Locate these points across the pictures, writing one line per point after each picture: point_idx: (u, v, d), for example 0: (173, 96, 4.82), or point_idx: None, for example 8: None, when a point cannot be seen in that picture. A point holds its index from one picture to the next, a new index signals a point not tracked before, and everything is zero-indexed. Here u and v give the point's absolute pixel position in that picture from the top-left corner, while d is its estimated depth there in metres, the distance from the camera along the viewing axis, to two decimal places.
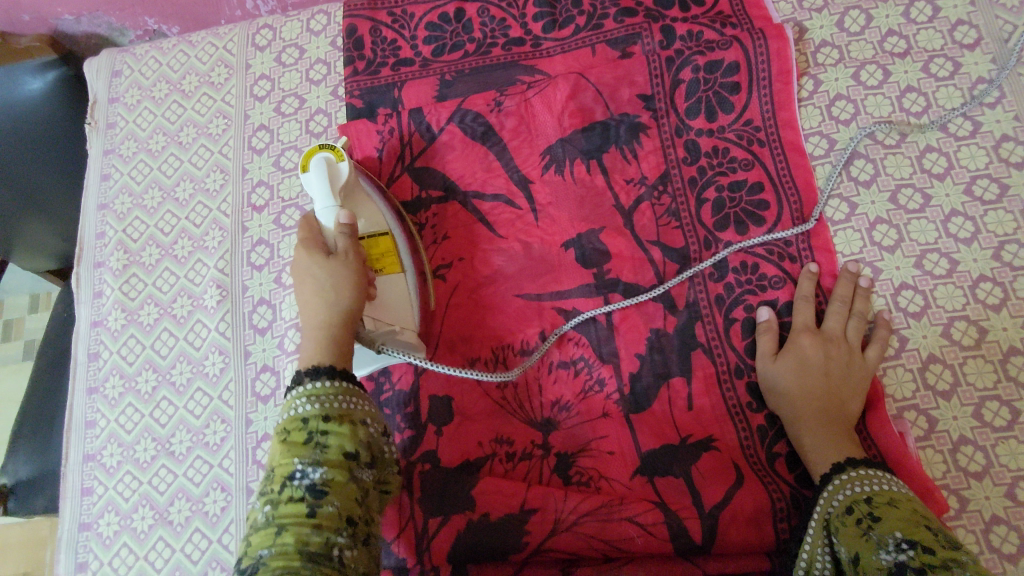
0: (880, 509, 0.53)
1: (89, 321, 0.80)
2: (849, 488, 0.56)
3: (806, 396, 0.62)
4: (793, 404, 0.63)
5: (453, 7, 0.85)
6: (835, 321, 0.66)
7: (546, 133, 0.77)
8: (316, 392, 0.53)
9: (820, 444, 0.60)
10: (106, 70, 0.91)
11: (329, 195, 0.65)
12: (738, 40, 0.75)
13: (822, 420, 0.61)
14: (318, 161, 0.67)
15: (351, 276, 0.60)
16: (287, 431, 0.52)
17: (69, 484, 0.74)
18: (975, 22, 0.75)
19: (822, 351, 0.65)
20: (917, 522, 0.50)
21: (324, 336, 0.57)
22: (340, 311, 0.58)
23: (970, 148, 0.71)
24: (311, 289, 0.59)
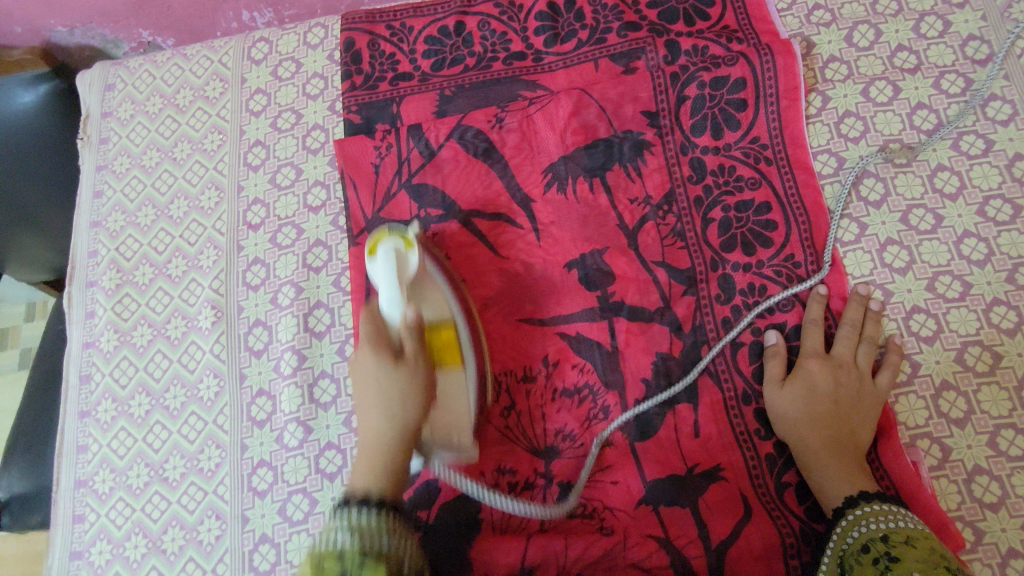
0: (897, 548, 0.51)
1: (81, 342, 0.78)
2: (864, 524, 0.54)
3: (816, 425, 0.61)
4: (802, 435, 0.61)
5: (453, 20, 0.83)
6: (844, 345, 0.65)
7: (548, 150, 0.75)
8: (361, 525, 0.48)
9: (830, 477, 0.59)
10: (99, 84, 0.89)
11: (394, 288, 0.58)
12: (745, 55, 0.74)
13: (833, 452, 0.60)
14: (388, 248, 0.60)
15: (421, 379, 0.54)
16: (322, 559, 0.46)
17: (59, 511, 0.72)
18: (987, 37, 0.74)
19: (832, 377, 0.63)
20: (936, 562, 0.48)
21: (386, 454, 0.52)
22: (400, 432, 0.53)
23: (983, 167, 0.69)
24: (373, 404, 0.53)
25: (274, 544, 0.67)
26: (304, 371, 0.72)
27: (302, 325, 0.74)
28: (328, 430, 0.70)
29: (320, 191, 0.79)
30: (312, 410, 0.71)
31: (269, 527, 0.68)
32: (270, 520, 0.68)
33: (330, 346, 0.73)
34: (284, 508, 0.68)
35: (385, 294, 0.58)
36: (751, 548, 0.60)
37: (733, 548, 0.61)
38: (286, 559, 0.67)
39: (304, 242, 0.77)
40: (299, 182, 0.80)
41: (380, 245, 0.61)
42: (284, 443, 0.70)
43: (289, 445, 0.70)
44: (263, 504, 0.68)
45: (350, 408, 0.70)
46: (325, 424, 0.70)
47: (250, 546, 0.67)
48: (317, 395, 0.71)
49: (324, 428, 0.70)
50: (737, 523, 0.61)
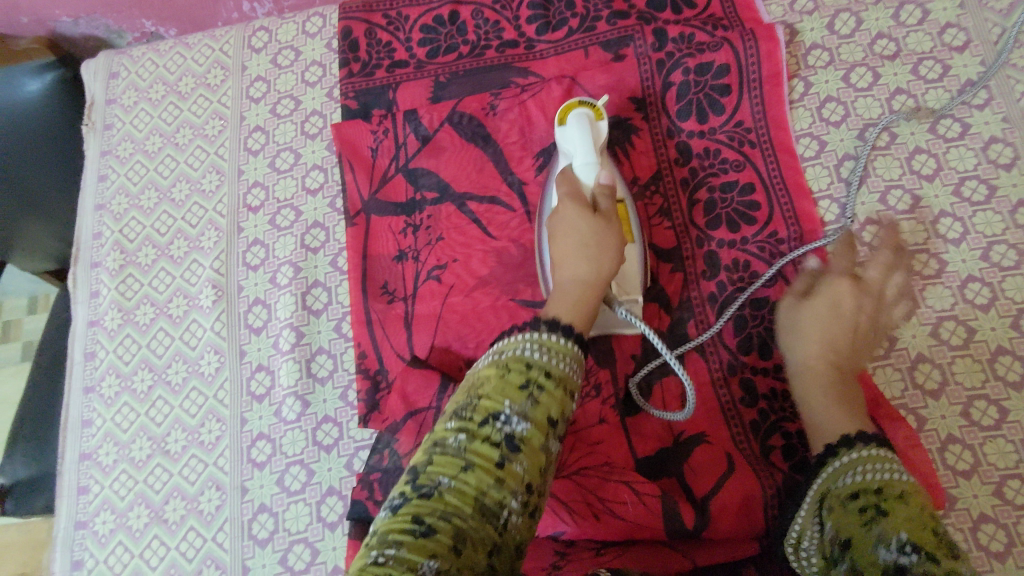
0: (889, 503, 0.46)
1: (86, 320, 0.81)
2: (860, 470, 0.49)
3: (827, 360, 0.61)
4: (813, 371, 0.61)
5: (448, 10, 0.86)
6: (863, 283, 0.66)
7: (540, 134, 0.78)
8: (549, 345, 0.49)
9: (830, 408, 0.57)
10: (103, 72, 0.92)
11: (589, 148, 0.63)
12: (729, 42, 0.76)
13: (840, 391, 0.58)
14: (578, 115, 0.66)
15: (615, 223, 0.60)
16: (508, 367, 0.47)
17: (65, 482, 0.74)
18: (964, 25, 0.76)
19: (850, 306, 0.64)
20: (925, 523, 0.43)
21: (579, 298, 0.55)
22: (597, 275, 0.57)
23: (959, 149, 0.72)
24: (573, 241, 0.59)
25: (272, 513, 0.69)
26: (302, 348, 0.75)
27: (300, 303, 0.76)
28: (325, 404, 0.72)
29: (318, 174, 0.82)
30: (310, 384, 0.73)
31: (268, 497, 0.70)
32: (268, 490, 0.70)
33: (327, 323, 0.75)
34: (282, 479, 0.70)
35: (582, 151, 0.63)
36: (732, 501, 0.61)
37: (717, 500, 0.62)
38: (283, 527, 0.69)
39: (302, 224, 0.80)
40: (297, 166, 0.82)
41: (572, 113, 0.66)
42: (282, 416, 0.72)
43: (287, 418, 0.72)
44: (262, 475, 0.71)
45: (346, 383, 0.73)
46: (322, 398, 0.73)
47: (249, 515, 0.70)
48: (315, 370, 0.74)
49: (322, 402, 0.72)
50: (719, 479, 0.63)
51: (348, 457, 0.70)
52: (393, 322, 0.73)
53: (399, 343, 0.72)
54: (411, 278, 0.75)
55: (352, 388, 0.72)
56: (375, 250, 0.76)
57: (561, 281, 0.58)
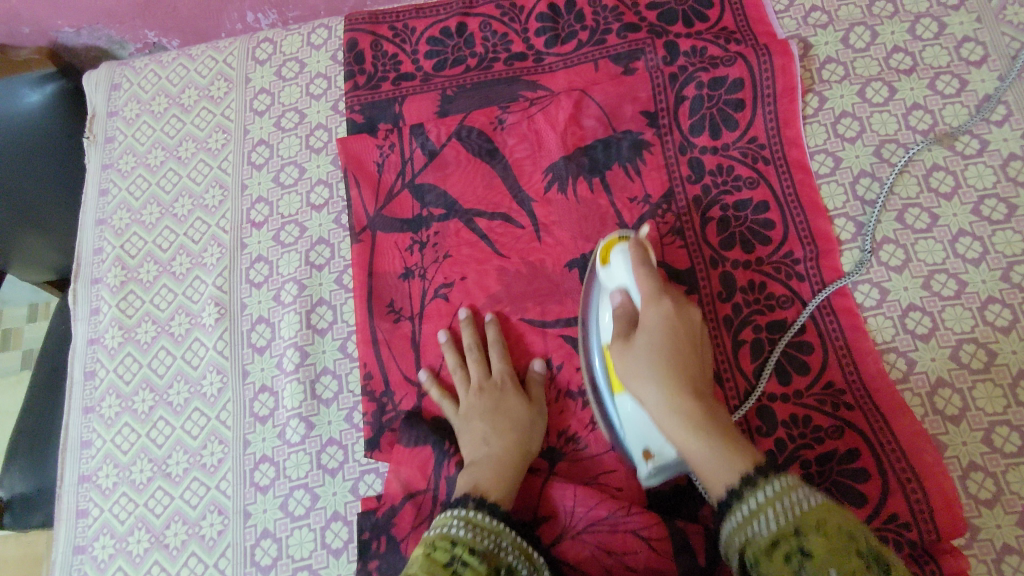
0: (809, 540, 0.43)
1: (86, 338, 0.79)
2: (767, 509, 0.45)
3: (682, 410, 0.52)
4: (671, 412, 0.52)
5: (455, 22, 0.85)
6: (657, 304, 0.56)
7: (549, 149, 0.76)
8: (476, 521, 0.54)
9: (703, 449, 0.50)
10: (105, 83, 0.91)
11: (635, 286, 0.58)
12: (743, 56, 0.75)
13: (704, 429, 0.51)
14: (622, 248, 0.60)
15: (655, 367, 0.54)
16: (434, 546, 0.51)
17: (64, 505, 0.73)
18: (982, 39, 0.75)
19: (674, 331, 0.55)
20: (850, 550, 0.42)
21: (500, 473, 0.60)
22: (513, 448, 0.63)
23: (978, 167, 0.70)
24: (493, 422, 0.64)
25: (275, 539, 0.68)
26: (306, 368, 0.73)
27: (305, 321, 0.75)
28: (329, 426, 0.71)
29: (323, 190, 0.80)
30: (314, 406, 0.72)
31: (271, 522, 0.68)
32: (271, 515, 0.69)
33: (332, 342, 0.74)
34: (286, 503, 0.69)
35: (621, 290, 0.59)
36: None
37: None
38: (287, 554, 0.67)
39: (306, 240, 0.78)
40: (301, 180, 0.81)
41: (614, 249, 0.61)
42: (286, 438, 0.71)
43: (291, 440, 0.71)
44: (265, 499, 0.69)
45: (351, 405, 0.71)
46: (327, 420, 0.71)
47: (252, 541, 0.68)
48: (320, 391, 0.72)
49: (326, 424, 0.71)
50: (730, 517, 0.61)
51: (352, 481, 0.69)
52: (400, 343, 0.72)
53: (407, 364, 0.71)
54: (419, 297, 0.73)
55: (357, 410, 0.71)
56: (382, 269, 0.74)
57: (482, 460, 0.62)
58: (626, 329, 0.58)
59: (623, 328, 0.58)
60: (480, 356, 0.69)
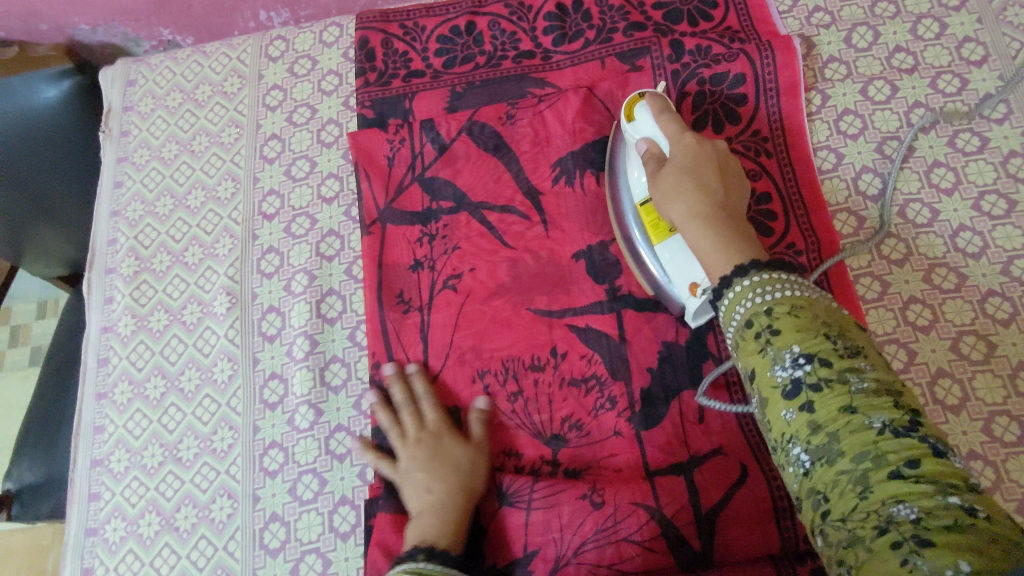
0: (779, 321, 0.46)
1: (99, 327, 0.81)
2: (749, 297, 0.49)
3: (701, 209, 0.55)
4: (691, 207, 0.56)
5: (464, 20, 0.87)
6: (682, 136, 0.60)
7: (556, 144, 0.78)
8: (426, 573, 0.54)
9: (714, 228, 0.54)
10: (121, 79, 0.93)
11: (663, 129, 0.63)
12: (746, 52, 0.77)
13: (719, 226, 0.54)
14: (644, 105, 0.65)
15: (679, 174, 0.58)
16: None
17: (75, 489, 0.74)
18: (982, 39, 0.76)
19: (697, 158, 0.58)
20: (817, 331, 0.45)
21: (446, 518, 0.60)
22: (462, 488, 0.62)
23: (978, 163, 0.71)
24: (441, 466, 0.63)
25: (284, 523, 0.69)
26: (316, 356, 0.74)
27: (315, 311, 0.76)
28: (338, 412, 0.72)
29: (333, 183, 0.82)
30: (323, 393, 0.73)
31: (279, 506, 0.69)
32: (280, 499, 0.70)
33: (341, 331, 0.75)
34: (294, 488, 0.70)
35: (648, 138, 0.64)
36: (746, 512, 0.61)
37: (725, 513, 0.61)
38: (295, 537, 0.68)
39: (317, 232, 0.80)
40: (313, 174, 0.83)
41: (638, 105, 0.66)
42: (295, 424, 0.72)
43: (300, 426, 0.72)
44: (274, 484, 0.70)
45: (360, 392, 0.72)
46: (336, 406, 0.72)
47: (261, 524, 0.69)
48: (329, 378, 0.73)
49: (335, 411, 0.72)
50: (731, 487, 0.62)
51: (360, 466, 0.70)
52: (408, 332, 0.73)
53: (413, 353, 0.72)
54: (427, 287, 0.74)
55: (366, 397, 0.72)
56: (391, 259, 0.76)
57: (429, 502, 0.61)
58: (655, 161, 0.62)
59: (651, 166, 0.61)
60: (415, 412, 0.68)
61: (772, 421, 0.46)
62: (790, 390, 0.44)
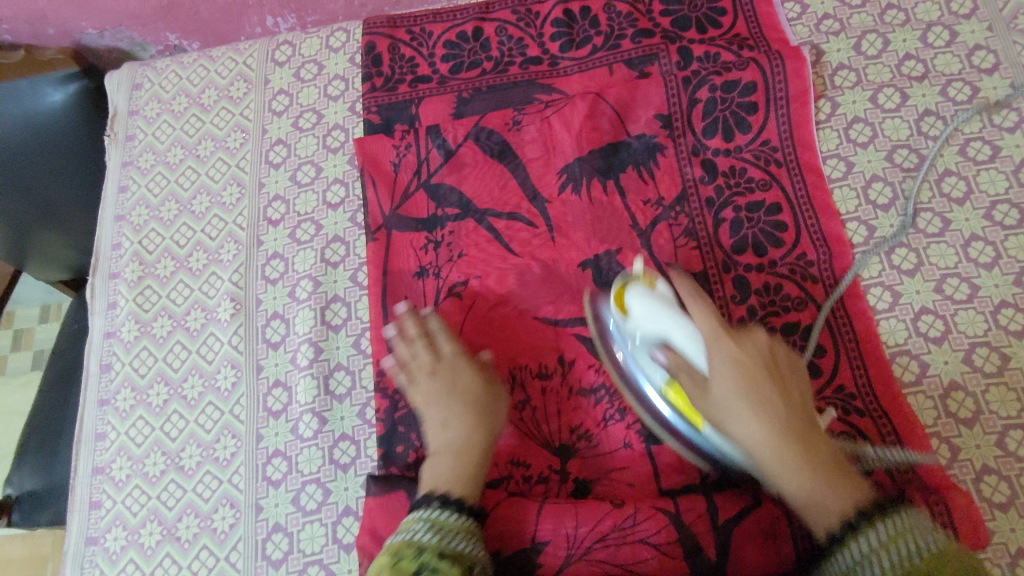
0: (922, 563, 0.45)
1: (102, 332, 0.80)
2: (875, 540, 0.48)
3: (784, 456, 0.53)
4: (771, 456, 0.53)
5: (472, 26, 0.86)
6: (719, 344, 0.57)
7: (564, 151, 0.77)
8: (441, 523, 0.55)
9: (809, 487, 0.52)
10: (127, 83, 0.92)
11: (679, 319, 0.60)
12: (756, 61, 0.76)
13: (801, 444, 0.53)
14: (638, 292, 0.63)
15: (744, 410, 0.55)
16: (399, 555, 0.52)
17: (77, 497, 0.73)
18: (993, 47, 0.76)
19: (748, 361, 0.56)
20: (965, 565, 0.44)
21: (463, 460, 0.60)
22: (480, 429, 0.63)
23: (989, 173, 0.71)
24: (459, 406, 0.64)
25: (287, 534, 0.68)
26: (320, 363, 0.74)
27: (319, 318, 0.75)
28: (342, 421, 0.71)
29: (339, 189, 0.81)
30: (328, 401, 0.72)
31: (283, 517, 0.69)
32: (283, 509, 0.69)
33: (346, 339, 0.74)
34: (297, 498, 0.69)
35: (658, 338, 0.60)
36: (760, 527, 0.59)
37: (741, 526, 0.59)
38: (298, 548, 0.67)
39: (322, 238, 0.79)
40: (318, 180, 0.82)
41: (627, 295, 0.64)
42: (299, 433, 0.71)
43: (304, 435, 0.71)
44: (277, 494, 0.69)
45: (364, 401, 0.72)
46: (340, 415, 0.71)
47: (263, 535, 0.68)
48: (333, 387, 0.73)
49: (339, 420, 0.71)
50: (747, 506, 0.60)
51: (364, 476, 0.69)
52: None
53: None
54: (433, 295, 0.74)
55: (370, 406, 0.71)
56: (397, 267, 0.75)
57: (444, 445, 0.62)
58: (695, 383, 0.58)
59: (687, 379, 0.58)
60: (427, 344, 0.69)
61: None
62: None
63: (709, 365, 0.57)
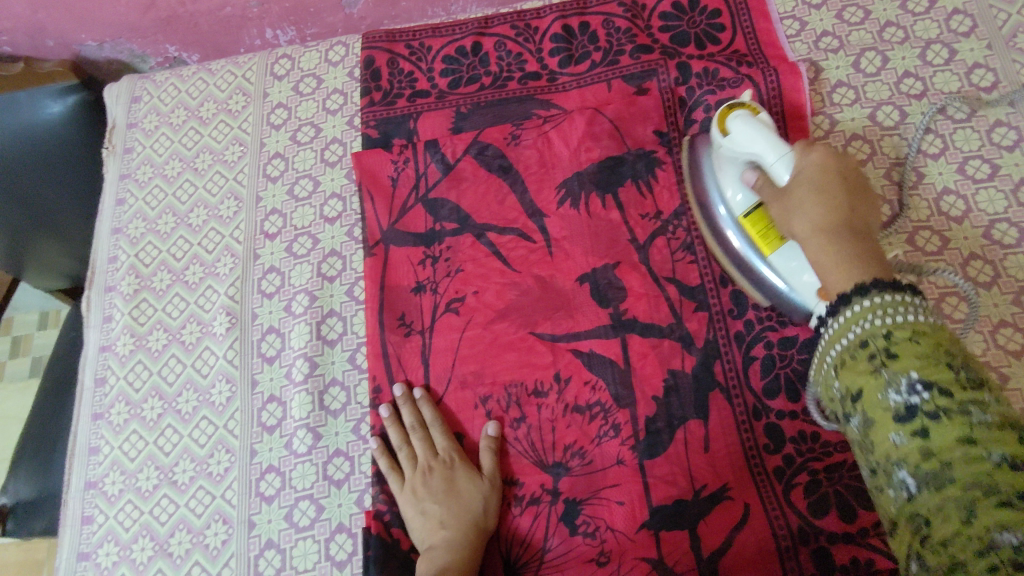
0: (896, 344, 0.47)
1: (97, 346, 0.80)
2: (864, 317, 0.49)
3: (828, 219, 0.55)
4: (812, 244, 0.55)
5: (471, 41, 0.86)
6: (805, 158, 0.58)
7: (562, 166, 0.77)
8: None
9: (832, 253, 0.53)
10: (126, 95, 0.93)
11: (774, 143, 0.60)
12: (751, 77, 0.76)
13: (844, 233, 0.54)
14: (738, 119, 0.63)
15: (810, 196, 0.56)
16: None
17: (69, 511, 0.73)
18: (992, 65, 0.75)
19: (833, 162, 0.57)
20: (940, 358, 0.45)
21: (456, 551, 0.61)
22: (473, 520, 0.63)
23: (988, 191, 0.70)
24: (454, 501, 0.64)
25: (279, 550, 0.67)
26: (315, 379, 0.73)
27: (315, 332, 0.75)
28: (336, 437, 0.71)
29: (336, 203, 0.81)
30: (322, 417, 0.72)
31: (275, 533, 0.68)
32: (276, 525, 0.68)
33: (341, 354, 0.74)
34: (291, 514, 0.69)
35: (750, 157, 0.62)
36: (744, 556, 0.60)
37: (725, 557, 0.61)
38: (290, 565, 0.67)
39: (319, 252, 0.79)
40: (316, 194, 0.82)
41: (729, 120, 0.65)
42: (293, 448, 0.71)
43: (298, 451, 0.71)
44: (270, 510, 0.69)
45: (359, 416, 0.71)
46: (334, 430, 0.71)
47: (255, 551, 0.68)
48: (328, 402, 0.72)
49: (333, 435, 0.71)
50: (729, 531, 0.61)
51: (358, 493, 0.69)
52: (409, 356, 0.72)
53: (415, 376, 0.71)
54: (430, 310, 0.73)
55: (365, 421, 0.71)
56: (394, 282, 0.75)
57: (438, 538, 0.62)
58: (773, 189, 0.60)
59: (769, 193, 0.61)
60: (422, 437, 0.68)
61: (875, 443, 0.47)
62: (902, 416, 0.45)
63: (791, 174, 0.58)
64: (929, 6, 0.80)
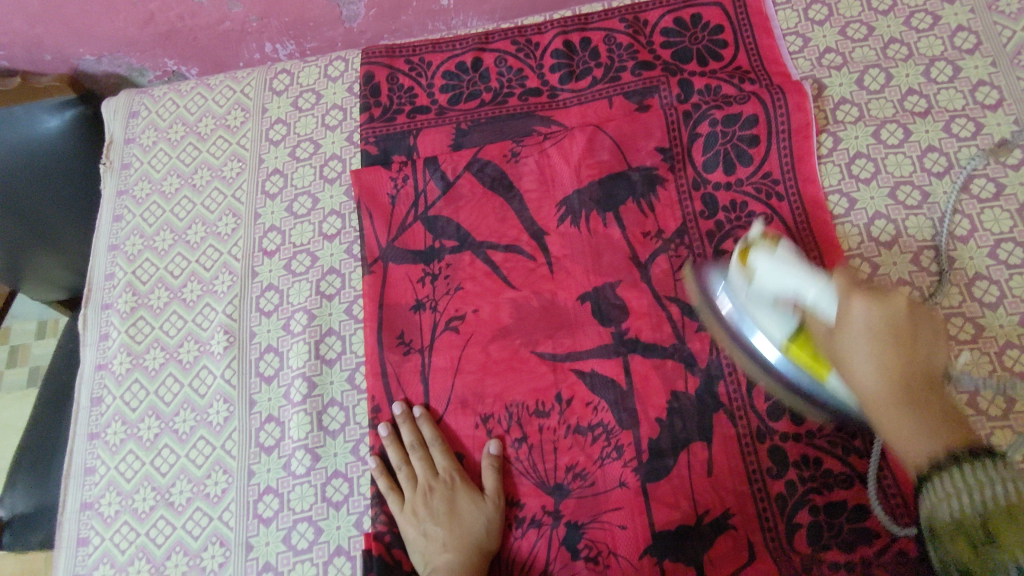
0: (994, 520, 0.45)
1: (94, 364, 0.79)
2: (951, 505, 0.46)
3: (892, 391, 0.50)
4: (882, 404, 0.50)
5: (471, 57, 0.86)
6: (853, 300, 0.52)
7: (563, 183, 0.76)
8: None
9: (912, 441, 0.49)
10: (124, 111, 0.92)
11: (813, 275, 0.55)
12: (757, 94, 0.76)
13: (913, 404, 0.49)
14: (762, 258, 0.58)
15: (868, 353, 0.51)
16: None
17: (65, 532, 0.72)
18: (997, 83, 0.75)
19: (884, 319, 0.51)
20: None
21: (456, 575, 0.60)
22: (474, 544, 0.63)
23: (994, 210, 0.70)
24: (454, 524, 0.64)
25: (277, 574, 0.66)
26: (313, 399, 0.72)
27: (313, 351, 0.74)
28: (335, 458, 0.70)
29: (335, 220, 0.80)
30: (321, 438, 0.71)
31: (273, 556, 0.67)
32: (274, 548, 0.67)
33: (340, 373, 0.73)
34: (289, 537, 0.68)
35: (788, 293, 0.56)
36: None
37: None
38: None
39: (318, 270, 0.78)
40: (315, 211, 0.81)
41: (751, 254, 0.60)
42: (291, 470, 0.70)
43: (297, 472, 0.70)
44: (268, 532, 0.68)
45: (358, 437, 0.71)
46: (333, 451, 0.70)
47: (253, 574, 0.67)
48: (326, 422, 0.71)
49: (332, 456, 0.70)
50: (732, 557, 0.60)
51: (357, 515, 0.68)
52: (409, 376, 0.71)
53: (414, 396, 0.71)
54: (429, 330, 0.73)
55: (364, 442, 0.71)
56: (394, 300, 0.74)
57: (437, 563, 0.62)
58: (821, 328, 0.54)
59: (818, 330, 0.55)
60: (423, 457, 0.68)
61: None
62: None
63: (840, 321, 0.52)
64: (933, 23, 0.80)
